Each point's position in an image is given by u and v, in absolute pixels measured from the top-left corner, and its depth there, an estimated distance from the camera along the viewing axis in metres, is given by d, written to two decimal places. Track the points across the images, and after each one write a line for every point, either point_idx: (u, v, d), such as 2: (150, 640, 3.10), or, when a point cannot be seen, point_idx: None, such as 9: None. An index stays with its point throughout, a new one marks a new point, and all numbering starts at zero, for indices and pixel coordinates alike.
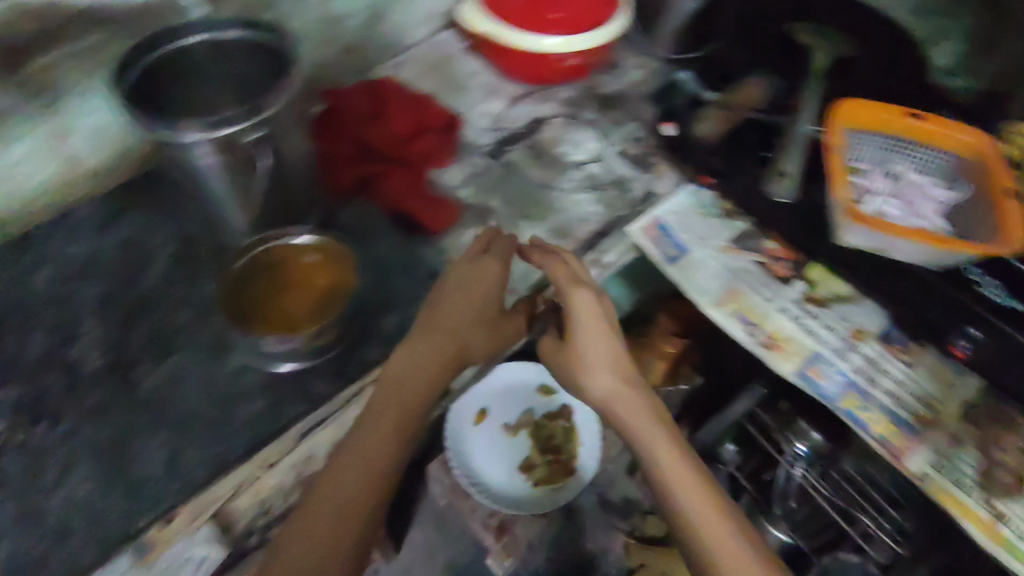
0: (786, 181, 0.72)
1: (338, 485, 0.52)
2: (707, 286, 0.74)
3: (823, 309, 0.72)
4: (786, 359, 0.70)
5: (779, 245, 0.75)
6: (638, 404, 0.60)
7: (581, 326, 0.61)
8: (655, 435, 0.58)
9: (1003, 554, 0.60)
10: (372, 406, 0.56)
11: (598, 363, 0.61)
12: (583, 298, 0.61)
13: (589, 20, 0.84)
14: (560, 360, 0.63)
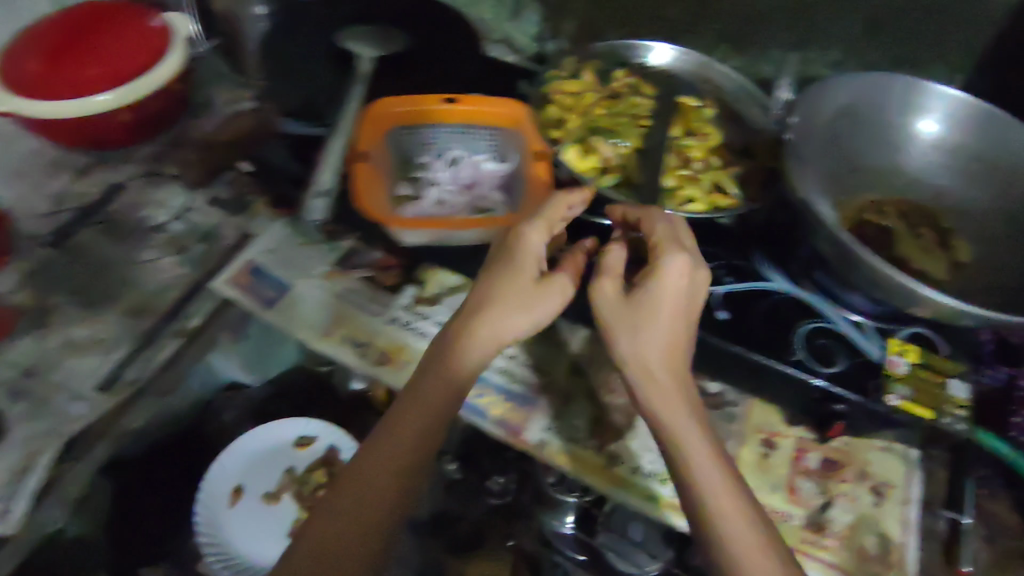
0: (317, 202, 0.66)
1: (346, 510, 0.48)
2: (312, 319, 0.70)
3: (433, 306, 0.72)
4: (399, 370, 0.68)
5: (384, 255, 0.75)
6: (667, 385, 0.52)
7: (651, 290, 0.54)
8: (683, 414, 0.51)
9: (620, 493, 0.63)
10: (418, 390, 0.52)
11: (648, 328, 0.53)
12: (672, 266, 0.54)
13: (143, 60, 0.75)
14: (622, 316, 0.53)
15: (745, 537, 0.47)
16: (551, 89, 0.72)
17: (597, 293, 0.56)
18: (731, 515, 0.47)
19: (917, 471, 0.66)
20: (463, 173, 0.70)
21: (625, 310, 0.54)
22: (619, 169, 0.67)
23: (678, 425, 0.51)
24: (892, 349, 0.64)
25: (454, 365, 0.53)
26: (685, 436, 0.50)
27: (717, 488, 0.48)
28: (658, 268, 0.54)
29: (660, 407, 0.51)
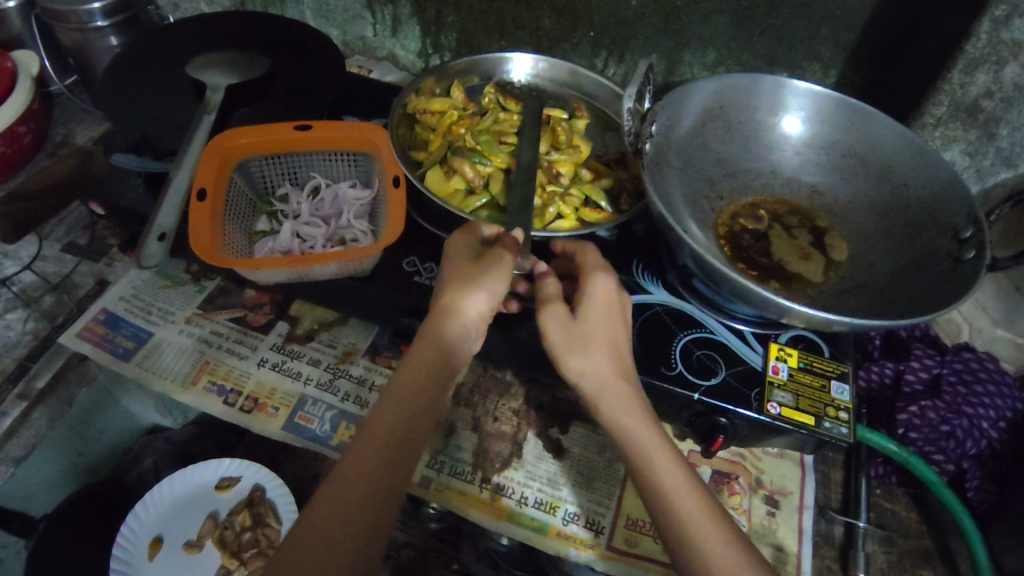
0: (156, 247, 0.59)
1: (324, 530, 0.43)
2: (173, 369, 0.66)
3: (308, 343, 0.69)
4: (270, 415, 0.64)
5: (256, 292, 0.72)
6: (629, 398, 0.50)
7: (591, 308, 0.52)
8: (645, 426, 0.49)
9: (506, 527, 0.60)
10: (378, 413, 0.48)
11: (597, 346, 0.50)
12: (604, 287, 0.53)
13: None
14: (569, 335, 0.50)
15: (727, 554, 0.43)
16: (416, 108, 0.69)
17: (542, 315, 0.51)
18: (711, 531, 0.44)
19: (810, 477, 0.64)
20: (327, 203, 0.66)
21: (571, 331, 0.50)
22: (485, 191, 0.64)
23: (642, 438, 0.48)
24: (773, 355, 0.62)
25: (414, 375, 0.49)
26: (650, 449, 0.48)
27: (688, 502, 0.46)
28: (594, 288, 0.53)
29: (622, 420, 0.49)
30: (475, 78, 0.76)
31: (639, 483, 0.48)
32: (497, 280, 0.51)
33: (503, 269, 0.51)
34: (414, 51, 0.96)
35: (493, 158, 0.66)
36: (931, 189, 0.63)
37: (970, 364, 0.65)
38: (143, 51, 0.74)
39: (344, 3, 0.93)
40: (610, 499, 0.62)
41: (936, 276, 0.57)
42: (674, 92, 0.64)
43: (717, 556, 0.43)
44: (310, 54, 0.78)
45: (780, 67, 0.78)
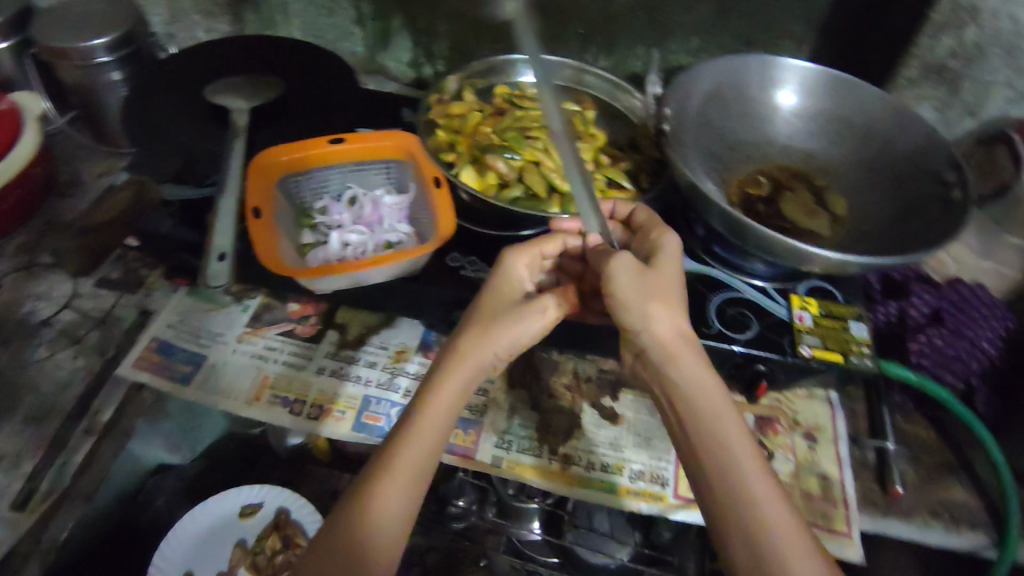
0: (221, 267, 0.60)
1: (374, 491, 0.48)
2: (234, 387, 0.68)
3: (360, 347, 0.71)
4: (338, 419, 0.66)
5: (301, 306, 0.74)
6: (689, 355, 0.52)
7: (661, 263, 0.56)
8: (708, 381, 0.51)
9: (579, 492, 0.64)
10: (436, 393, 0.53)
11: (666, 298, 0.53)
12: (672, 245, 0.58)
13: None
14: (640, 291, 0.53)
15: (781, 519, 0.45)
16: (437, 113, 0.73)
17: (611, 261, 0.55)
18: (764, 485, 0.46)
19: (839, 411, 0.71)
20: (367, 210, 0.69)
21: (638, 280, 0.53)
22: (519, 182, 0.68)
23: (702, 391, 0.50)
24: (797, 305, 0.69)
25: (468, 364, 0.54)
26: (711, 404, 0.50)
27: (746, 456, 0.48)
28: (666, 245, 0.57)
29: (685, 373, 0.51)
30: (485, 80, 0.80)
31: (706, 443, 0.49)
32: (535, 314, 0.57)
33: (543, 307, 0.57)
34: (405, 62, 0.99)
35: (521, 151, 0.70)
36: (914, 143, 0.70)
37: (962, 294, 0.73)
38: (156, 79, 0.75)
39: (334, 20, 0.96)
40: (669, 454, 0.67)
41: (930, 216, 0.65)
42: (679, 78, 0.70)
43: (767, 516, 0.45)
44: (321, 71, 0.81)
45: (759, 48, 0.86)
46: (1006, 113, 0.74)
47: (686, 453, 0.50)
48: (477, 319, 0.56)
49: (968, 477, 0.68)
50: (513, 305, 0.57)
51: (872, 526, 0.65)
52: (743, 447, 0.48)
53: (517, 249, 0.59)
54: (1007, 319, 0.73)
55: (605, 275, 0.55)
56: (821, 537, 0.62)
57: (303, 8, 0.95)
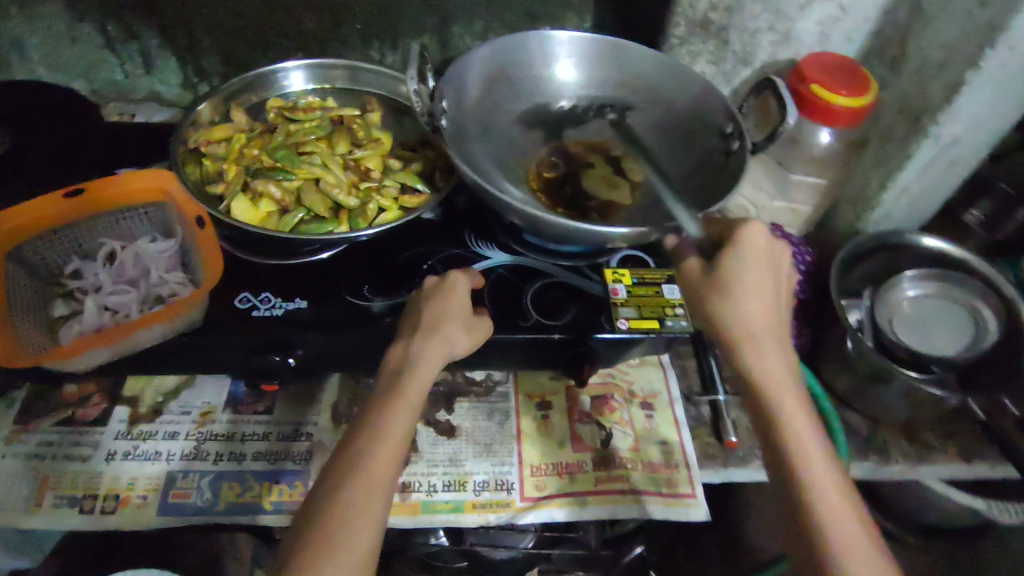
0: None
1: (350, 494, 0.49)
2: (7, 497, 0.58)
3: (158, 418, 0.64)
4: (141, 506, 0.59)
5: (77, 386, 0.65)
6: (768, 356, 0.56)
7: (734, 259, 0.58)
8: (787, 380, 0.55)
9: (424, 519, 0.61)
10: (404, 399, 0.54)
11: (744, 293, 0.57)
12: (755, 234, 0.59)
13: None
14: (712, 291, 0.58)
15: (830, 496, 0.50)
16: (197, 142, 0.65)
17: (684, 271, 0.62)
18: (826, 482, 0.51)
19: (671, 373, 0.72)
20: (128, 265, 0.61)
21: (717, 283, 0.58)
22: (298, 205, 0.62)
23: (782, 409, 0.54)
24: (610, 279, 0.68)
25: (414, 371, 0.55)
26: (788, 402, 0.54)
27: (815, 465, 0.52)
28: (742, 235, 0.59)
29: (765, 377, 0.55)
30: (254, 97, 0.73)
31: (772, 428, 0.54)
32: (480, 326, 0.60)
33: (484, 320, 0.61)
34: (177, 84, 0.89)
35: (296, 171, 0.64)
36: (693, 100, 0.71)
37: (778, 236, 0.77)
38: None
39: (79, 50, 0.84)
40: (511, 457, 0.65)
41: (715, 169, 0.66)
42: (453, 65, 0.67)
43: (820, 501, 0.50)
44: (67, 118, 0.71)
45: (543, 23, 0.85)
46: (774, 57, 0.78)
47: (762, 442, 0.56)
48: (421, 325, 0.58)
49: None
50: (471, 316, 0.60)
51: (716, 477, 0.66)
52: (811, 440, 0.53)
53: (459, 273, 0.62)
54: (804, 253, 0.78)
55: (688, 276, 0.62)
56: (668, 504, 0.62)
57: (39, 42, 0.83)
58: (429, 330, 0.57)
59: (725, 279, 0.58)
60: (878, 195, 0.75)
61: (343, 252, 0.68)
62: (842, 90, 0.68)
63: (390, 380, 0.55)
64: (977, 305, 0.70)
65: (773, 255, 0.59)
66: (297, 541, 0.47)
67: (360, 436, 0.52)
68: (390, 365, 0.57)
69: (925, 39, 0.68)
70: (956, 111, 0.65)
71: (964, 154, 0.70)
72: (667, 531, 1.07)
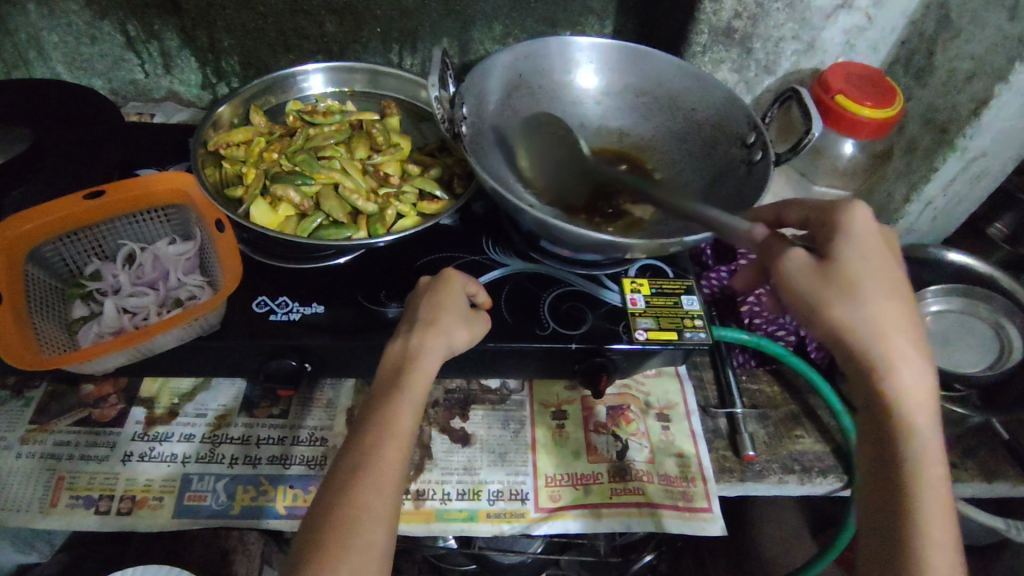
0: None
1: (365, 495, 0.49)
2: (23, 497, 0.58)
3: (174, 420, 0.64)
4: (156, 509, 0.59)
5: (94, 386, 0.65)
6: (911, 370, 0.46)
7: (847, 248, 0.48)
8: (927, 404, 0.46)
9: (438, 527, 0.60)
10: (399, 401, 0.53)
11: (881, 287, 0.47)
12: (864, 221, 0.49)
13: None
14: (824, 285, 0.47)
15: (938, 521, 0.44)
16: (218, 143, 0.65)
17: (785, 259, 0.48)
18: (937, 513, 0.44)
19: (688, 384, 0.72)
20: (147, 268, 0.61)
21: (828, 272, 0.47)
22: (317, 210, 0.63)
23: (918, 420, 0.45)
24: (628, 289, 0.68)
25: (411, 368, 0.55)
26: (923, 425, 0.45)
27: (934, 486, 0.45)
28: (852, 220, 0.49)
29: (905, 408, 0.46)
30: (271, 101, 0.73)
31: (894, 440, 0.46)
32: (479, 331, 0.60)
33: (482, 327, 0.60)
34: (196, 84, 0.89)
35: (316, 175, 0.64)
36: (716, 107, 0.70)
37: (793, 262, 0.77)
38: None
39: (100, 48, 0.84)
40: (525, 466, 0.64)
41: (737, 179, 0.65)
42: (473, 71, 0.66)
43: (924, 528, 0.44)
44: (76, 111, 0.69)
45: (563, 28, 0.85)
46: (798, 65, 0.77)
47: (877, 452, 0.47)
48: (421, 321, 0.57)
49: (815, 425, 0.70)
50: (467, 318, 0.59)
51: (732, 490, 0.66)
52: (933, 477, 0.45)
53: (456, 271, 0.62)
54: None
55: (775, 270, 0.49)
56: (684, 518, 0.62)
57: (60, 40, 0.83)
58: (429, 327, 0.57)
59: (838, 272, 0.47)
60: (901, 207, 0.74)
61: (360, 257, 0.68)
62: (866, 101, 0.67)
63: (392, 377, 0.55)
64: (1002, 322, 0.69)
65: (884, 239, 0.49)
66: (315, 541, 0.47)
67: (363, 436, 0.52)
68: (387, 368, 0.56)
69: (953, 50, 0.68)
70: (984, 124, 0.64)
71: (990, 166, 0.69)
72: (677, 539, 1.06)
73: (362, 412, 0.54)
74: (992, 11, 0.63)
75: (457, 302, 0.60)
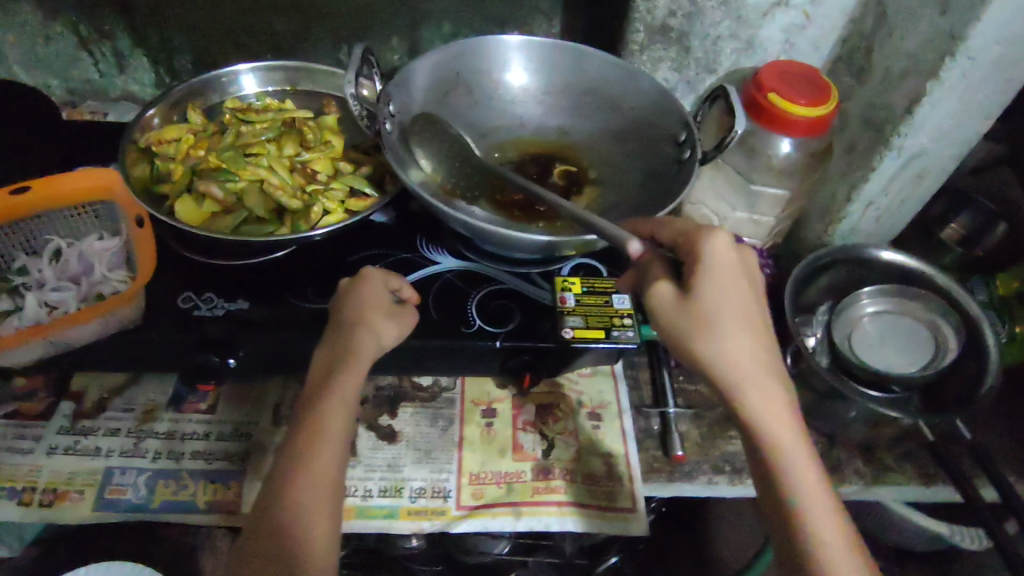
0: None
1: (301, 492, 0.51)
2: None
3: (101, 414, 0.64)
4: (76, 501, 0.59)
5: (26, 381, 0.65)
6: (767, 392, 0.50)
7: (702, 282, 0.50)
8: (783, 421, 0.49)
9: (357, 524, 0.60)
10: (328, 399, 0.54)
11: (731, 322, 0.50)
12: (717, 250, 0.51)
13: None
14: (687, 322, 0.50)
15: (825, 522, 0.47)
16: (148, 141, 0.66)
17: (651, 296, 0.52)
18: (819, 516, 0.47)
19: (623, 384, 0.71)
20: (72, 262, 0.61)
21: (686, 310, 0.50)
22: (241, 206, 0.63)
23: (784, 437, 0.49)
24: (559, 288, 0.67)
25: (338, 369, 0.55)
26: (785, 440, 0.49)
27: (812, 493, 0.48)
28: (705, 252, 0.51)
29: (766, 431, 0.49)
30: (209, 100, 0.74)
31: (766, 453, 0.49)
32: (405, 324, 0.59)
33: (409, 322, 0.60)
34: (149, 83, 0.90)
35: (241, 172, 0.64)
36: (648, 106, 0.69)
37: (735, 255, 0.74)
38: None
39: (53, 49, 0.85)
40: (450, 464, 0.64)
41: (665, 178, 0.65)
42: (400, 70, 0.66)
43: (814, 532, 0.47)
44: (15, 109, 0.70)
45: (509, 27, 0.85)
46: (739, 64, 0.76)
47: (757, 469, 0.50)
48: (344, 324, 0.57)
49: None
50: (390, 315, 0.59)
51: (660, 491, 0.65)
52: (811, 484, 0.48)
53: (374, 269, 0.61)
54: (766, 266, 0.78)
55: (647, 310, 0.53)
56: (606, 517, 0.62)
57: (14, 40, 0.84)
58: (355, 329, 0.57)
59: (698, 305, 0.50)
60: (843, 207, 0.74)
61: (292, 253, 0.69)
62: (799, 100, 0.67)
63: (318, 380, 0.56)
64: (938, 321, 0.68)
65: (737, 262, 0.52)
66: (258, 540, 0.49)
67: (297, 436, 0.54)
68: (315, 370, 0.57)
69: (889, 48, 0.67)
70: (919, 123, 0.64)
71: (930, 165, 0.68)
72: (639, 541, 1.05)
73: (296, 414, 0.55)
74: (922, 7, 0.62)
75: (380, 300, 0.59)
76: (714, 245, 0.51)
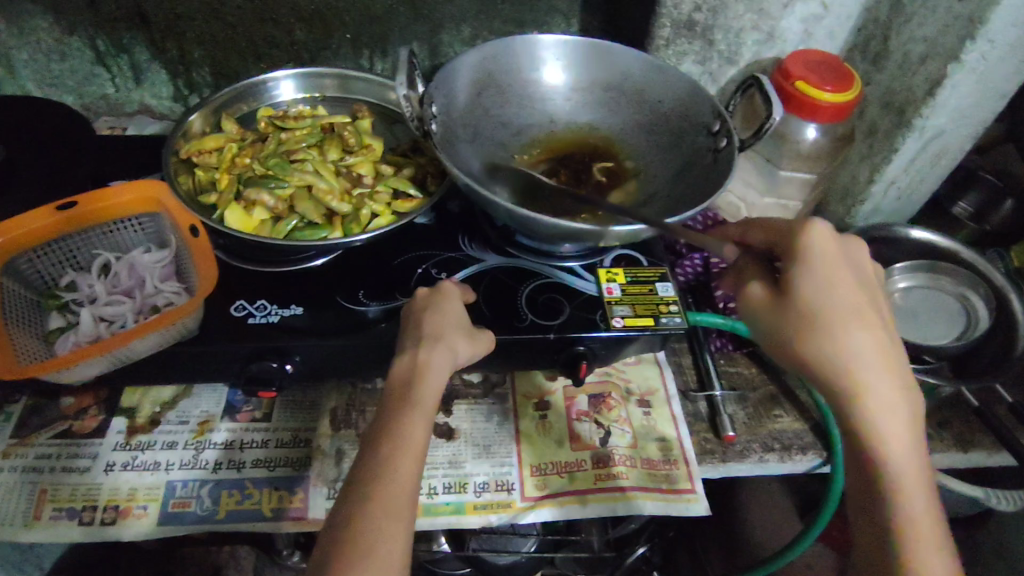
0: None
1: (385, 503, 0.49)
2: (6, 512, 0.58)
3: (156, 429, 0.64)
4: (142, 516, 0.58)
5: (75, 399, 0.64)
6: (884, 393, 0.47)
7: (807, 277, 0.49)
8: (898, 424, 0.47)
9: (426, 521, 0.61)
10: (412, 413, 0.53)
11: (843, 320, 0.47)
12: (823, 244, 0.49)
13: None
14: (790, 320, 0.49)
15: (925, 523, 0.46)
16: (190, 152, 0.65)
17: (744, 292, 0.53)
18: (919, 518, 0.46)
19: (668, 370, 0.73)
20: (123, 276, 0.61)
21: (794, 308, 0.48)
22: (291, 212, 0.63)
23: (893, 440, 0.46)
24: (604, 278, 0.69)
25: (420, 381, 0.54)
26: (895, 445, 0.46)
27: (915, 497, 0.46)
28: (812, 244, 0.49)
29: (878, 432, 0.46)
30: (242, 108, 0.74)
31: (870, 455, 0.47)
32: (482, 342, 0.59)
33: (486, 338, 0.60)
34: (168, 97, 0.89)
35: (289, 178, 0.65)
36: (679, 98, 0.71)
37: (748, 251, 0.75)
38: None
39: (70, 65, 0.84)
40: (510, 457, 0.65)
41: (704, 166, 0.66)
42: (440, 70, 0.67)
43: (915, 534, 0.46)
44: (47, 126, 0.69)
45: (530, 28, 0.86)
46: (759, 55, 0.79)
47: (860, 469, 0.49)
48: (424, 334, 0.56)
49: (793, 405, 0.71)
50: (468, 330, 0.59)
51: (714, 472, 0.66)
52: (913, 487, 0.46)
53: (451, 285, 0.62)
54: None
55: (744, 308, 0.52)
56: (668, 500, 0.63)
57: (31, 58, 0.83)
58: (434, 339, 0.56)
59: (803, 304, 0.48)
60: (866, 187, 0.76)
61: (336, 258, 0.69)
62: (827, 86, 0.69)
63: (399, 391, 0.54)
64: (967, 293, 0.72)
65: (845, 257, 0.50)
66: (335, 551, 0.47)
67: (377, 446, 0.52)
68: (395, 380, 0.55)
69: (907, 33, 0.69)
70: (940, 103, 0.66)
71: (949, 144, 0.71)
72: (668, 529, 1.06)
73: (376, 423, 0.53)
74: None
75: (454, 314, 0.59)
76: (821, 241, 0.49)
